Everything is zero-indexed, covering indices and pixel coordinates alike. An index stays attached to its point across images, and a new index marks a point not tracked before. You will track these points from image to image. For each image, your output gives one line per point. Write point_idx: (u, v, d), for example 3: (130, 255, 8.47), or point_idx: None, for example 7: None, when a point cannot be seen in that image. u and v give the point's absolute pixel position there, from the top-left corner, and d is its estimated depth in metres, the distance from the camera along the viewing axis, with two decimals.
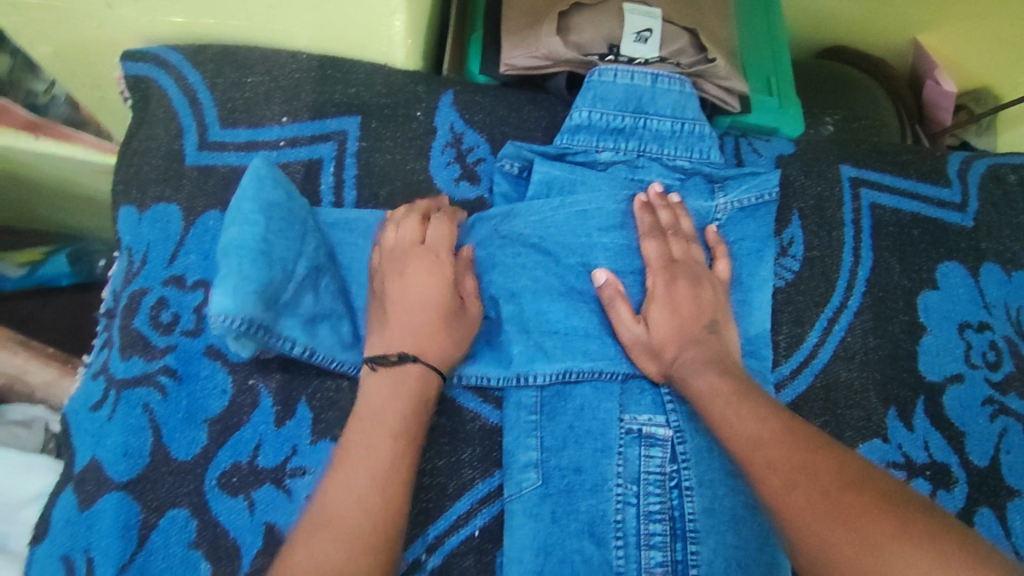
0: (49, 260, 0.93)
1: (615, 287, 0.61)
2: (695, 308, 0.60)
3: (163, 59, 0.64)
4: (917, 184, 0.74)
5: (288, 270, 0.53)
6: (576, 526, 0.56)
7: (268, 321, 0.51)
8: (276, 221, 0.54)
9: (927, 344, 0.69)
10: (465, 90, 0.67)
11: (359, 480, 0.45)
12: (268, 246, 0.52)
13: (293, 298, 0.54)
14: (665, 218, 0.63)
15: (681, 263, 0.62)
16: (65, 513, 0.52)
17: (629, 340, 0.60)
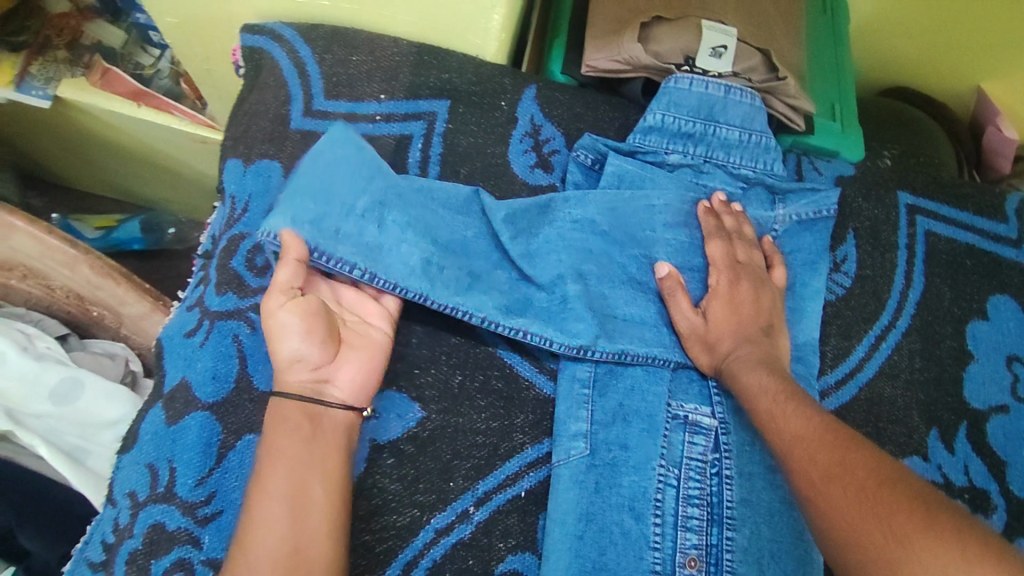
0: (122, 227, 1.23)
1: (676, 279, 0.64)
2: (752, 308, 0.64)
3: (278, 33, 0.70)
4: (973, 217, 0.76)
5: (345, 207, 0.59)
6: (616, 499, 0.59)
7: (326, 245, 0.57)
8: (346, 167, 0.60)
9: (973, 371, 0.70)
10: (547, 87, 0.72)
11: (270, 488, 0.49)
12: (327, 186, 0.59)
13: (356, 229, 0.59)
14: (728, 223, 0.67)
15: (745, 265, 0.65)
16: (153, 426, 0.57)
17: (686, 330, 0.63)
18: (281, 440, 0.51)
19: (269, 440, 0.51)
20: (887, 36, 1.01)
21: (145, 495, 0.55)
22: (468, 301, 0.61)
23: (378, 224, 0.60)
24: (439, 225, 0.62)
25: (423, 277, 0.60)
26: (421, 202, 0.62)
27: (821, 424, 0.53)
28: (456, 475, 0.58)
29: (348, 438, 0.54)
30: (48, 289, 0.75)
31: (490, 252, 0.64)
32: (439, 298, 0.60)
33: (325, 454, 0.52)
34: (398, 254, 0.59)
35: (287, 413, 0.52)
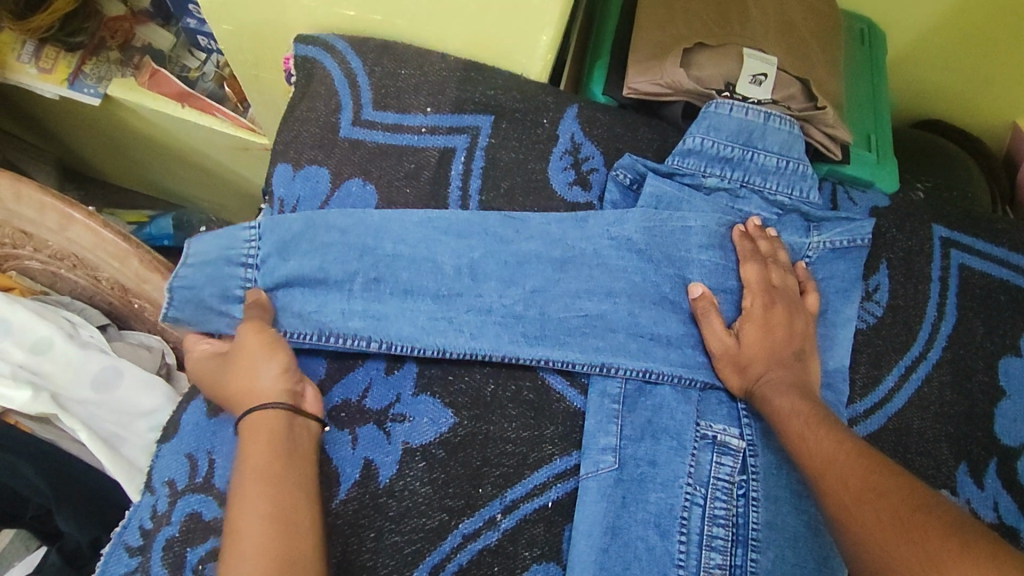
0: (154, 223, 1.25)
1: (710, 300, 0.65)
2: (787, 332, 0.64)
3: (330, 45, 0.73)
4: (1009, 253, 0.76)
5: (346, 286, 0.62)
6: (643, 515, 0.59)
7: (338, 328, 0.61)
8: (330, 236, 0.62)
9: (1005, 408, 0.70)
10: (588, 107, 0.74)
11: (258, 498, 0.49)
12: (313, 268, 0.61)
13: (363, 301, 0.62)
14: (764, 247, 0.68)
15: (779, 289, 0.66)
16: (194, 417, 0.59)
17: (718, 351, 0.64)
18: (256, 459, 0.51)
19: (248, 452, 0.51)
20: (924, 73, 1.02)
21: (183, 485, 0.56)
22: (476, 335, 0.62)
23: (378, 282, 0.62)
24: (443, 250, 0.64)
25: (437, 331, 0.62)
26: (424, 231, 0.64)
27: (856, 449, 0.53)
28: (486, 481, 0.59)
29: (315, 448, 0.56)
30: (94, 280, 0.78)
31: (501, 269, 0.65)
32: (456, 347, 0.61)
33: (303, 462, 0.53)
34: (406, 314, 0.62)
35: (260, 430, 0.53)
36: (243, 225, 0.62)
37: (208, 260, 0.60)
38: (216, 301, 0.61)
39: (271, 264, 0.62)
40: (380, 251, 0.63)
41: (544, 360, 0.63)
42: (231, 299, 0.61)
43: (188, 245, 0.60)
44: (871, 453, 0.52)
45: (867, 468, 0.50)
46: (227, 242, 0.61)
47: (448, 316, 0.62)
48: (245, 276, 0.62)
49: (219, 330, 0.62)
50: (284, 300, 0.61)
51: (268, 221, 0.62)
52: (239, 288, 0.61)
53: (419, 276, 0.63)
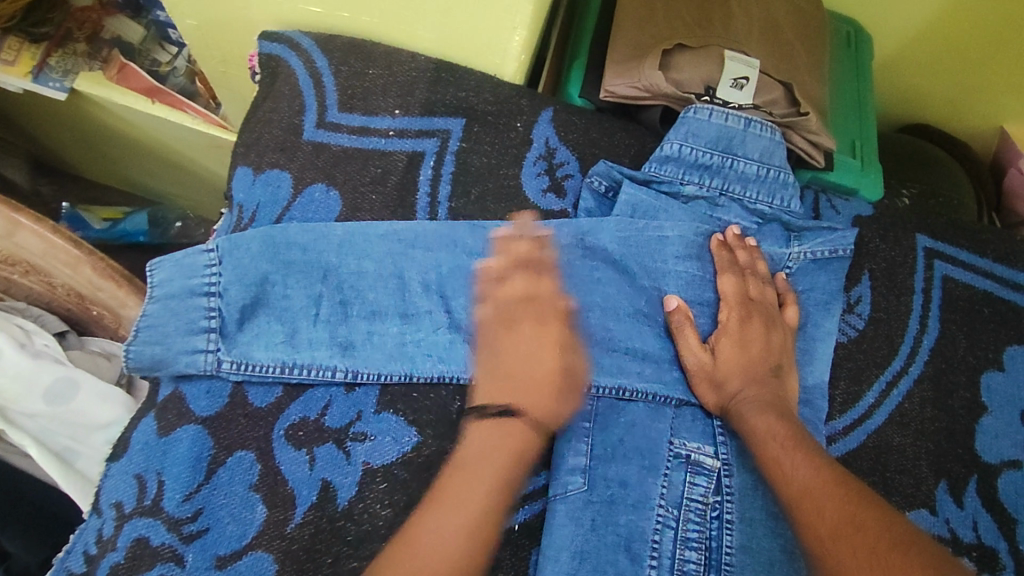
0: (129, 219, 1.22)
1: (685, 312, 0.63)
2: (764, 348, 0.62)
3: (296, 42, 0.70)
4: (993, 264, 0.75)
5: (311, 313, 0.59)
6: (612, 538, 0.57)
7: (302, 359, 0.58)
8: (291, 254, 0.60)
9: (987, 424, 0.68)
10: (564, 110, 0.71)
11: (474, 492, 0.54)
12: (277, 292, 0.59)
13: (329, 328, 0.59)
14: (742, 258, 0.66)
15: (757, 302, 0.64)
16: (144, 436, 0.57)
17: (693, 366, 0.62)
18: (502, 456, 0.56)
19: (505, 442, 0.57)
20: (910, 77, 1.00)
21: (131, 508, 0.54)
22: (442, 358, 0.60)
23: (344, 304, 0.60)
24: (410, 265, 0.62)
25: (403, 355, 0.59)
26: (389, 245, 0.62)
27: (834, 476, 0.51)
28: None
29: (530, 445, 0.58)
30: (49, 286, 0.74)
31: (469, 284, 0.62)
32: (422, 371, 0.59)
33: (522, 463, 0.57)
34: (373, 340, 0.59)
35: (519, 438, 0.57)
36: (199, 250, 0.59)
37: (172, 293, 0.58)
38: (180, 336, 0.57)
39: (232, 287, 0.58)
40: (344, 268, 0.61)
41: None
42: (195, 332, 0.57)
43: (150, 276, 0.58)
44: (847, 481, 0.51)
45: (844, 499, 0.49)
46: (189, 272, 0.58)
47: (416, 339, 0.60)
48: (208, 305, 0.58)
49: (188, 369, 0.57)
50: (249, 330, 0.58)
51: (227, 243, 0.59)
52: (203, 320, 0.57)
53: (386, 293, 0.61)
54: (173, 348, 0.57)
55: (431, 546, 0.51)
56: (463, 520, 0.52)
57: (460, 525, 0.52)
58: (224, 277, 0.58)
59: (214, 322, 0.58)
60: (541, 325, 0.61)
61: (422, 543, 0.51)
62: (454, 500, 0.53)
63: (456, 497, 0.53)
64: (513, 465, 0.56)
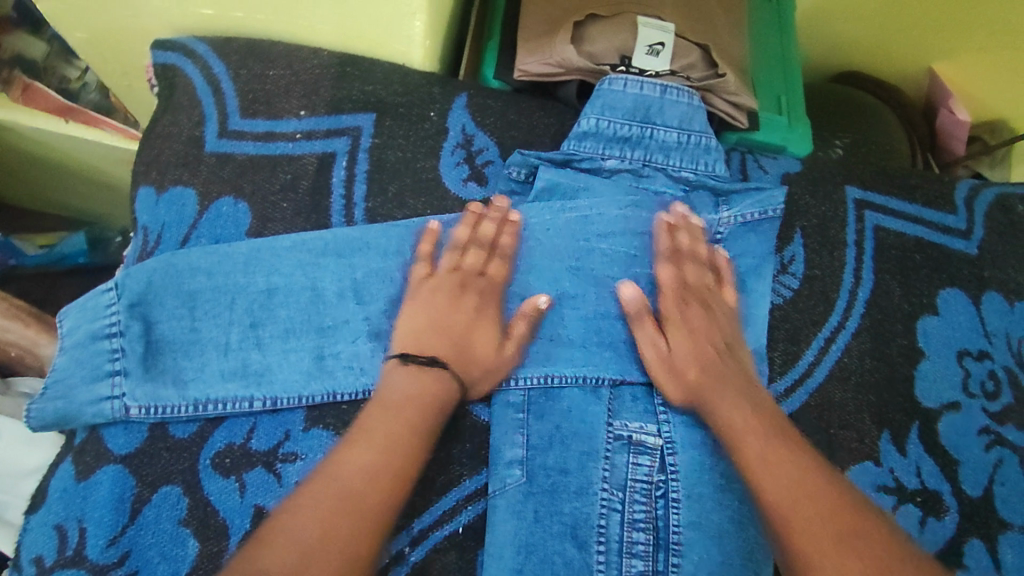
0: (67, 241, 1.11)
1: (642, 304, 0.62)
2: (707, 332, 0.62)
3: (190, 49, 0.66)
4: (922, 209, 0.75)
5: (224, 345, 0.57)
6: (558, 528, 0.57)
7: (215, 391, 0.56)
8: (196, 282, 0.58)
9: (925, 369, 0.69)
10: (478, 94, 0.69)
11: (368, 459, 0.49)
12: (189, 328, 0.57)
13: (243, 358, 0.57)
14: (682, 244, 0.65)
15: (693, 291, 0.64)
16: (62, 483, 0.54)
17: (651, 358, 0.61)
18: (408, 413, 0.52)
19: (422, 389, 0.54)
20: (845, 16, 1.00)
21: (52, 561, 0.52)
22: (367, 365, 0.58)
23: (255, 327, 0.58)
24: (322, 275, 0.60)
25: (319, 373, 0.57)
26: (298, 257, 0.60)
27: (829, 490, 0.50)
28: None
29: (443, 401, 0.55)
30: None
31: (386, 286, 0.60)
32: (343, 386, 0.57)
33: (405, 411, 0.52)
34: (289, 360, 0.58)
35: (438, 388, 0.55)
36: (97, 292, 0.57)
37: (77, 342, 0.56)
38: (85, 386, 0.55)
39: (141, 322, 0.56)
40: (253, 288, 0.59)
41: None
42: (99, 379, 0.55)
43: (59, 327, 0.57)
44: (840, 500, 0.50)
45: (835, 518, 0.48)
46: (89, 317, 0.56)
47: (335, 351, 0.58)
48: (111, 348, 0.55)
49: (96, 419, 0.54)
50: (157, 370, 0.56)
51: (124, 279, 0.57)
52: (108, 363, 0.55)
53: (299, 309, 0.59)
54: (78, 399, 0.54)
55: (346, 484, 0.47)
56: (351, 520, 0.45)
57: (373, 458, 0.49)
58: (124, 317, 0.56)
59: (118, 364, 0.55)
60: (486, 303, 0.60)
61: (341, 475, 0.47)
62: (369, 436, 0.50)
63: (377, 434, 0.50)
64: (431, 416, 0.53)
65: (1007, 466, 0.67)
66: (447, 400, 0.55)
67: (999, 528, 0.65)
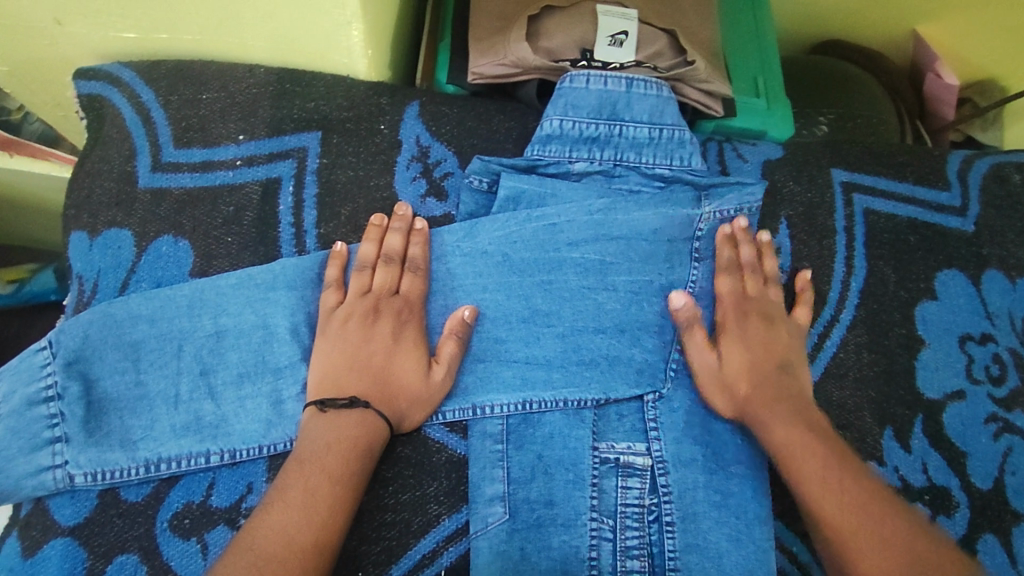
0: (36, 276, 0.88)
1: (694, 311, 0.58)
2: (768, 348, 0.58)
3: (116, 76, 0.61)
4: (914, 187, 0.70)
5: (173, 398, 0.53)
6: (547, 564, 0.53)
7: (165, 449, 0.52)
8: (137, 331, 0.54)
9: (926, 358, 0.65)
10: (432, 101, 0.64)
11: (291, 521, 0.46)
12: (134, 382, 0.53)
13: (195, 410, 0.53)
14: (746, 254, 0.61)
15: (754, 300, 0.60)
16: (7, 560, 0.50)
17: (700, 368, 0.58)
18: (328, 463, 0.49)
19: (340, 431, 0.50)
20: None
21: None
22: None
23: (206, 374, 0.54)
24: (273, 312, 0.56)
25: (278, 418, 0.54)
26: (245, 294, 0.56)
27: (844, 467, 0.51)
28: (365, 563, 0.52)
29: (372, 444, 0.51)
30: None
31: None
32: None
33: (323, 460, 0.49)
34: (245, 407, 0.54)
35: (358, 429, 0.51)
36: (29, 352, 0.53)
37: (11, 409, 0.51)
38: (23, 457, 0.51)
39: (81, 381, 0.53)
40: (199, 333, 0.55)
41: (436, 414, 0.56)
42: (38, 448, 0.51)
43: None
44: (872, 485, 0.51)
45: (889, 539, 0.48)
46: (23, 381, 0.52)
47: (293, 394, 0.54)
48: (49, 413, 0.52)
49: (38, 491, 0.51)
50: (102, 432, 0.52)
51: (57, 335, 0.53)
52: (47, 431, 0.51)
53: (250, 351, 0.55)
54: (16, 472, 0.51)
55: (265, 553, 0.44)
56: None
57: (299, 519, 0.46)
58: (60, 378, 0.52)
59: (59, 430, 0.51)
60: (402, 328, 0.55)
61: (260, 544, 0.45)
62: (288, 495, 0.47)
63: (299, 494, 0.47)
64: (357, 461, 0.50)
65: (1017, 453, 0.64)
66: (375, 441, 0.51)
67: (1014, 520, 0.62)
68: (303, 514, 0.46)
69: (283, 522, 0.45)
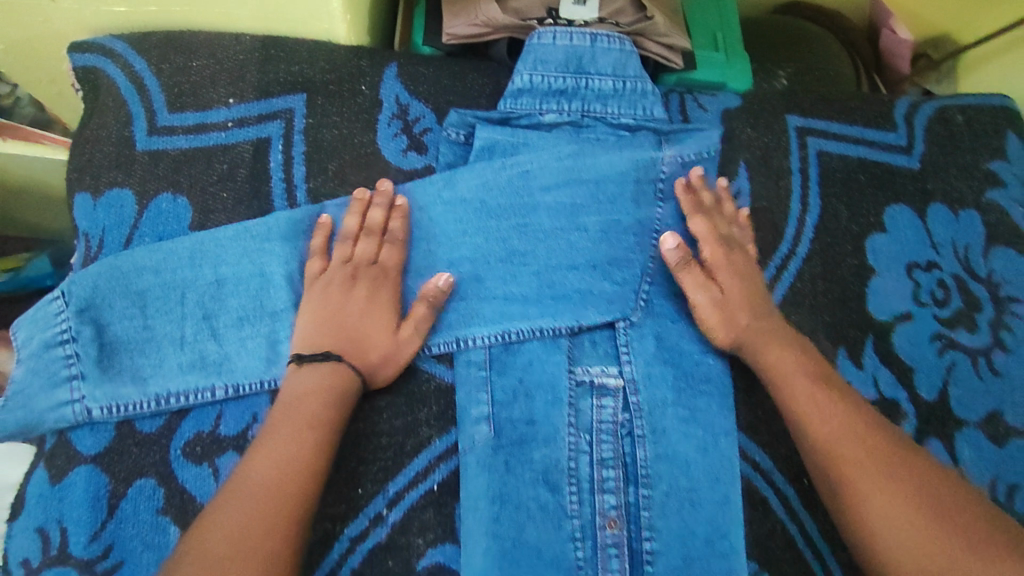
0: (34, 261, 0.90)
1: (684, 251, 0.62)
2: (755, 279, 0.64)
3: (109, 48, 0.65)
4: (863, 130, 0.75)
5: (180, 339, 0.58)
6: (530, 475, 0.58)
7: (174, 384, 0.57)
8: (143, 281, 0.58)
9: (876, 285, 0.70)
10: (409, 63, 0.69)
11: (276, 462, 0.49)
12: (142, 326, 0.58)
13: (199, 350, 0.58)
14: (708, 199, 0.66)
15: (730, 237, 0.65)
16: (37, 488, 0.55)
17: (699, 304, 0.61)
18: (308, 410, 0.53)
19: (319, 383, 0.54)
20: None
21: (38, 562, 0.53)
22: None
23: (209, 318, 0.59)
24: (268, 260, 0.60)
25: (277, 355, 0.58)
26: (243, 245, 0.60)
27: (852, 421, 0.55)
28: (365, 481, 0.58)
29: (348, 391, 0.55)
30: None
31: None
32: None
33: (305, 409, 0.53)
34: (247, 347, 0.58)
35: (333, 378, 0.55)
36: (45, 302, 0.57)
37: (33, 352, 0.57)
38: (44, 393, 0.55)
39: (92, 326, 0.57)
40: (201, 281, 0.59)
41: (425, 347, 0.61)
42: (57, 384, 0.55)
43: (15, 340, 0.57)
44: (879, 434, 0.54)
45: (903, 473, 0.51)
46: (43, 327, 0.57)
47: (290, 334, 0.59)
48: (66, 353, 0.56)
49: (59, 424, 0.55)
50: (114, 370, 0.56)
51: (69, 285, 0.57)
52: (64, 369, 0.56)
53: (250, 296, 0.59)
54: (38, 408, 0.55)
55: (254, 491, 0.48)
56: (243, 515, 0.46)
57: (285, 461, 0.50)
58: (74, 323, 0.56)
59: (74, 368, 0.56)
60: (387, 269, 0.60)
61: (248, 485, 0.48)
62: (273, 441, 0.51)
63: (281, 439, 0.51)
64: (334, 407, 0.54)
65: (960, 367, 0.69)
66: (348, 387, 0.55)
67: (956, 426, 0.68)
68: (288, 456, 0.50)
69: (269, 463, 0.49)
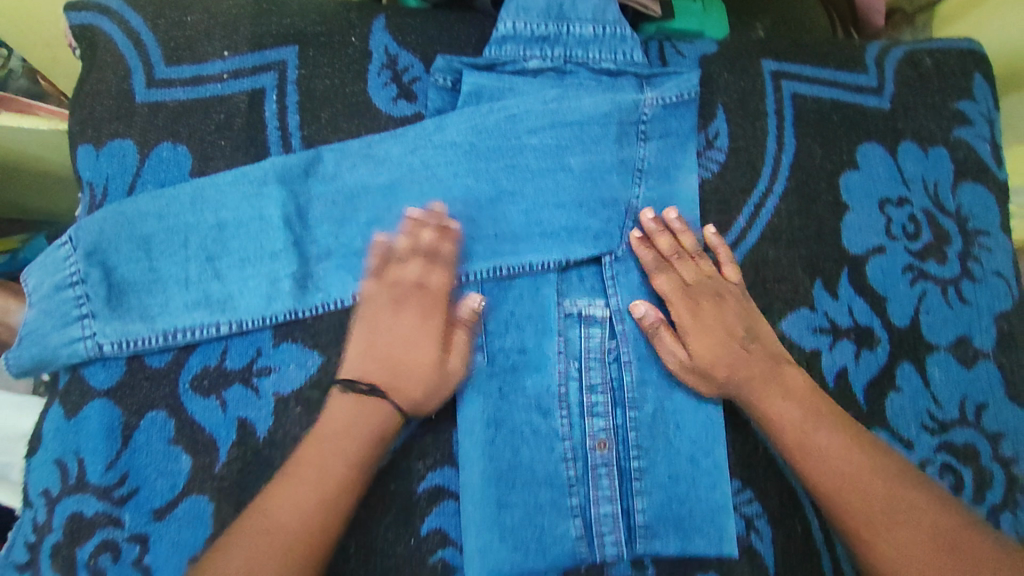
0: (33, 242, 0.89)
1: (655, 316, 0.63)
2: (720, 325, 0.63)
3: (105, 7, 0.67)
4: (835, 73, 0.78)
5: (184, 279, 0.60)
6: (524, 401, 0.61)
7: (180, 320, 0.59)
8: (148, 225, 0.60)
9: (850, 220, 0.74)
10: (396, 14, 0.71)
11: (302, 493, 0.53)
12: (147, 267, 0.60)
13: (203, 288, 0.60)
14: (665, 246, 0.65)
15: (697, 286, 0.65)
16: (53, 423, 0.59)
17: (673, 365, 0.62)
18: (344, 443, 0.55)
19: (358, 422, 0.56)
20: None
21: (58, 490, 0.57)
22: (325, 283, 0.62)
23: (212, 260, 0.61)
24: (267, 203, 0.62)
25: (278, 293, 0.61)
26: (242, 189, 0.62)
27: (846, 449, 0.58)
28: None
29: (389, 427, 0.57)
30: None
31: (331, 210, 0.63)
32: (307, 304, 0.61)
33: (340, 444, 0.55)
34: (249, 286, 0.61)
35: (377, 414, 0.56)
36: (54, 246, 0.59)
37: (44, 295, 0.59)
38: (57, 331, 0.58)
39: (100, 267, 0.59)
40: (204, 225, 0.61)
41: None
42: (69, 322, 0.58)
43: (26, 285, 0.60)
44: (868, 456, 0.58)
45: (890, 495, 0.55)
46: (53, 270, 0.59)
47: (289, 274, 0.61)
48: (76, 295, 0.58)
49: (73, 359, 0.58)
50: (123, 309, 0.59)
51: (77, 230, 0.60)
52: (75, 309, 0.58)
53: (250, 238, 0.62)
54: (52, 345, 0.58)
55: (280, 517, 0.52)
56: (271, 547, 0.50)
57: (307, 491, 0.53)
58: (82, 265, 0.59)
59: (85, 307, 0.58)
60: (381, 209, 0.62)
61: (276, 510, 0.52)
62: (307, 470, 0.54)
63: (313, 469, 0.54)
64: (369, 441, 0.56)
65: (931, 296, 0.73)
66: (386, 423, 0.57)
67: (927, 351, 0.72)
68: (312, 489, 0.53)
69: (295, 494, 0.52)
